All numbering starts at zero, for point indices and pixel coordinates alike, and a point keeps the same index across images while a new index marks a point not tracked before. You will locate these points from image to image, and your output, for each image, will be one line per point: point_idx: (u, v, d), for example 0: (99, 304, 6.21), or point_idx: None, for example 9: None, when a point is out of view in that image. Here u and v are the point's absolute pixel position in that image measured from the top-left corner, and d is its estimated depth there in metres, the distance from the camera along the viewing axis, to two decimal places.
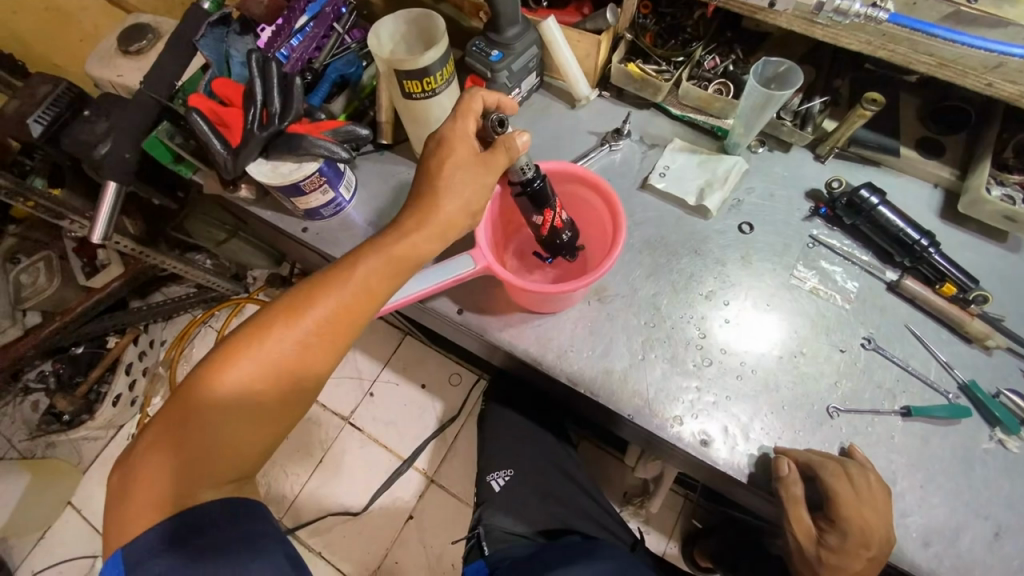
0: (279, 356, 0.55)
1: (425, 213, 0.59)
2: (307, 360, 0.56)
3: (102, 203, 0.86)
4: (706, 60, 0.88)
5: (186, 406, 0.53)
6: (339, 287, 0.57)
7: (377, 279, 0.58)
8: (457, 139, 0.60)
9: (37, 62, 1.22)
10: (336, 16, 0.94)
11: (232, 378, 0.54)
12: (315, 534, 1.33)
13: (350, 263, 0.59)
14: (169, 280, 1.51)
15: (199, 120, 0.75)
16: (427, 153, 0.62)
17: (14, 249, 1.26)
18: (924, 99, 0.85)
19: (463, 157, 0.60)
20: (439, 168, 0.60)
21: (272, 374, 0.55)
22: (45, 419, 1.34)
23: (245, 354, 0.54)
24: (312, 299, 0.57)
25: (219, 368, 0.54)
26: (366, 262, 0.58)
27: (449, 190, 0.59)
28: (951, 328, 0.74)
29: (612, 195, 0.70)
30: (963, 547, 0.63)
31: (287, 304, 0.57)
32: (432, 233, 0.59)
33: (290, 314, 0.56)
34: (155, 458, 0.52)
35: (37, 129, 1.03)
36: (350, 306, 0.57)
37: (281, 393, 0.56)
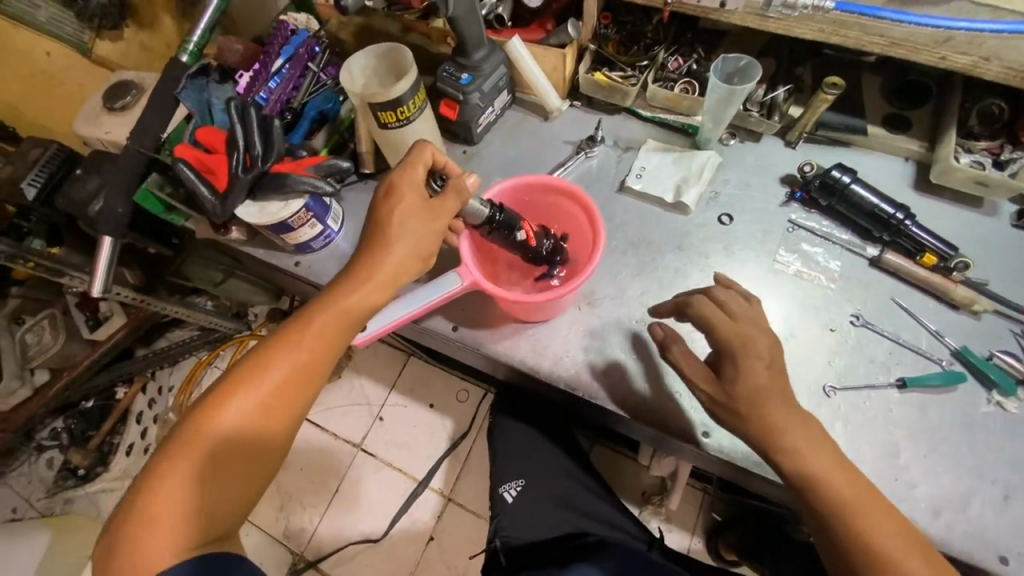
0: (247, 417, 0.55)
1: (374, 259, 0.60)
2: (275, 416, 0.57)
3: (98, 258, 0.88)
4: (669, 62, 0.91)
5: (150, 488, 0.51)
6: (298, 342, 0.58)
7: (335, 328, 0.59)
8: (405, 186, 0.62)
9: (32, 127, 1.31)
10: (309, 55, 0.97)
11: (199, 448, 0.53)
12: (338, 564, 1.33)
13: (304, 315, 0.59)
14: (172, 325, 1.53)
15: (186, 170, 0.77)
16: (376, 201, 0.62)
17: (18, 310, 1.30)
18: (886, 77, 0.87)
19: (412, 205, 0.61)
20: (387, 216, 0.61)
21: (241, 435, 0.55)
22: (60, 476, 1.37)
23: (211, 421, 0.54)
24: (270, 357, 0.57)
25: (185, 439, 0.53)
26: (321, 313, 0.59)
27: (400, 236, 0.60)
28: (937, 297, 0.75)
29: (587, 200, 0.72)
30: (974, 513, 0.63)
31: (245, 366, 0.57)
32: (384, 279, 0.60)
33: (251, 374, 0.56)
34: (123, 551, 0.49)
35: (31, 192, 1.08)
36: (311, 357, 0.58)
37: (253, 453, 0.55)
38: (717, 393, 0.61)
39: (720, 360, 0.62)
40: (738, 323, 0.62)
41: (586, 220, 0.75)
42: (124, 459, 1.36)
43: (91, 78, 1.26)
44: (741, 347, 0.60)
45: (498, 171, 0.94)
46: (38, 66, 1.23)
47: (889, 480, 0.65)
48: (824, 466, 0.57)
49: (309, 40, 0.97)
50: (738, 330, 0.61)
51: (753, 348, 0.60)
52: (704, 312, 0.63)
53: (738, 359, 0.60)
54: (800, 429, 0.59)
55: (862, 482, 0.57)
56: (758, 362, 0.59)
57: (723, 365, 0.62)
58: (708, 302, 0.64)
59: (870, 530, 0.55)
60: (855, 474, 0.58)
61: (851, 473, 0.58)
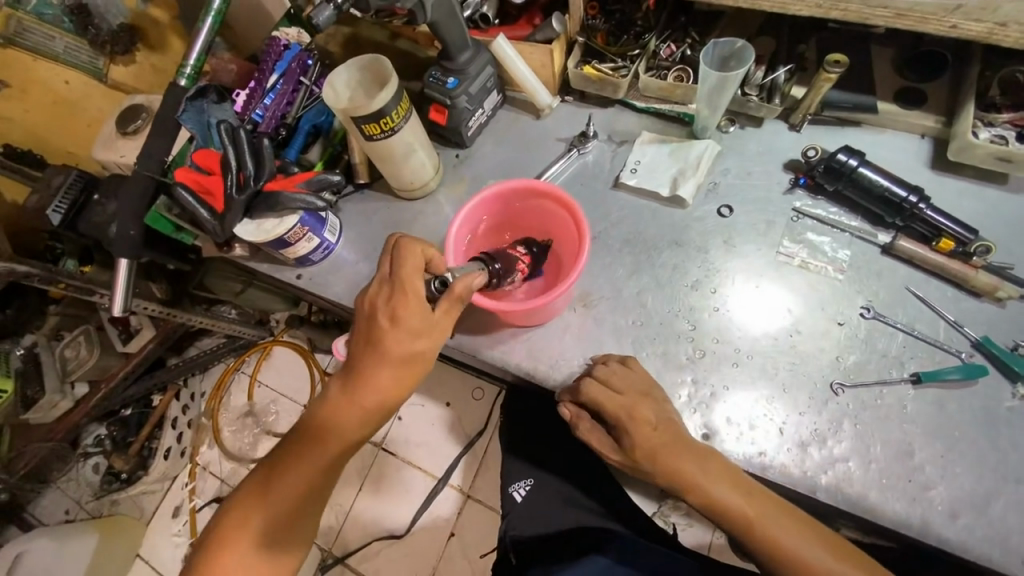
0: (264, 532, 0.62)
1: (362, 388, 0.60)
2: (292, 528, 0.63)
3: (116, 279, 0.91)
4: (661, 49, 0.87)
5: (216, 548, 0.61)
6: (302, 465, 0.63)
7: (334, 452, 0.63)
8: (402, 308, 0.60)
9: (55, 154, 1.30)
10: (302, 69, 0.98)
11: (243, 536, 0.62)
12: (364, 560, 1.37)
13: (325, 410, 0.63)
14: (201, 335, 1.60)
15: (184, 194, 0.81)
16: (381, 303, 0.61)
17: (58, 326, 1.38)
18: (897, 49, 0.81)
19: (408, 331, 0.60)
20: (382, 342, 0.60)
21: (262, 549, 0.62)
22: (105, 480, 1.45)
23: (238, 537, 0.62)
24: (283, 476, 0.63)
25: (217, 555, 0.61)
26: (320, 439, 0.62)
27: (384, 361, 0.60)
28: (956, 285, 0.71)
29: (571, 203, 0.73)
30: (995, 515, 0.60)
31: (263, 484, 0.63)
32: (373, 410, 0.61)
33: (266, 494, 0.63)
34: None
35: (56, 218, 1.13)
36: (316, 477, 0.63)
37: (274, 562, 0.63)
38: (624, 458, 0.67)
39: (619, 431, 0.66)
40: (620, 397, 0.65)
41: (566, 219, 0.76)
42: (162, 463, 1.43)
43: (107, 103, 1.29)
44: (627, 417, 0.64)
45: (491, 173, 0.93)
46: (56, 93, 1.23)
47: (901, 480, 0.63)
48: (743, 504, 0.61)
49: (302, 54, 0.98)
50: (621, 403, 0.65)
51: (640, 414, 0.64)
52: (589, 393, 0.67)
53: (632, 432, 0.64)
54: (716, 476, 0.62)
55: (775, 507, 0.61)
56: (646, 427, 0.64)
57: (621, 436, 0.66)
58: (593, 383, 0.68)
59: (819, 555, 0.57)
60: (777, 500, 0.62)
61: (754, 497, 0.61)
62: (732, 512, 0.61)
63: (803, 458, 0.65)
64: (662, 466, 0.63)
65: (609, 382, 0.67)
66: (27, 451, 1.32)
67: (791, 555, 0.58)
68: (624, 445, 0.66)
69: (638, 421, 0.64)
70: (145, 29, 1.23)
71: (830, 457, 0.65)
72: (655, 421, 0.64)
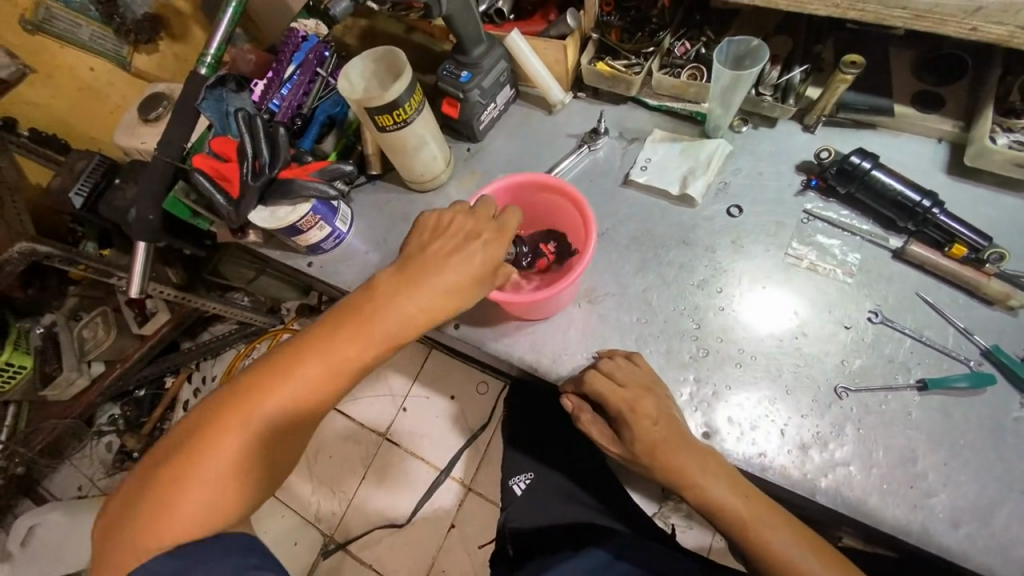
0: (268, 426, 0.55)
1: (419, 291, 0.58)
2: (298, 426, 0.57)
3: (134, 261, 0.94)
4: (676, 47, 0.87)
5: (196, 448, 0.54)
6: (325, 359, 0.57)
7: (363, 352, 0.58)
8: (501, 239, 0.61)
9: (79, 138, 1.35)
10: (319, 60, 0.99)
11: (230, 440, 0.54)
12: (366, 546, 1.38)
13: (352, 317, 0.58)
14: (214, 320, 1.63)
15: (201, 179, 0.82)
16: (476, 231, 0.61)
17: (76, 307, 1.41)
18: (917, 51, 0.80)
19: (492, 262, 0.60)
20: (465, 259, 0.59)
21: (261, 444, 0.55)
22: (118, 457, 1.49)
23: (234, 425, 0.54)
24: (301, 369, 0.56)
25: (197, 448, 0.53)
26: (354, 334, 0.57)
27: (454, 269, 0.59)
28: (968, 292, 0.70)
29: (568, 186, 0.74)
30: (998, 525, 0.59)
31: (272, 373, 0.56)
32: (420, 317, 0.59)
33: (268, 392, 0.56)
34: (158, 498, 0.53)
35: (77, 201, 1.17)
36: (335, 379, 0.58)
37: (261, 469, 0.56)
38: (623, 450, 0.68)
39: (619, 423, 0.67)
40: (623, 390, 0.66)
41: (573, 214, 0.77)
42: None
43: (130, 90, 1.34)
44: (630, 410, 0.65)
45: (501, 167, 0.94)
46: (81, 81, 1.27)
47: (902, 486, 0.62)
48: (739, 504, 0.61)
49: (319, 45, 0.99)
50: (623, 397, 0.66)
51: (642, 408, 0.65)
52: (593, 385, 0.68)
53: (632, 424, 0.65)
54: (714, 473, 0.62)
55: (769, 510, 0.61)
56: (648, 422, 0.64)
57: (622, 429, 0.67)
58: (596, 373, 0.69)
59: (812, 565, 0.57)
60: (768, 501, 0.62)
61: (750, 497, 0.62)
62: (728, 511, 0.61)
63: (803, 461, 0.65)
64: (661, 462, 0.63)
65: (613, 375, 0.68)
66: (43, 427, 1.37)
67: (784, 560, 0.58)
68: (625, 438, 0.67)
69: (639, 414, 0.65)
70: (166, 16, 1.27)
71: (830, 460, 0.65)
72: (657, 416, 0.65)
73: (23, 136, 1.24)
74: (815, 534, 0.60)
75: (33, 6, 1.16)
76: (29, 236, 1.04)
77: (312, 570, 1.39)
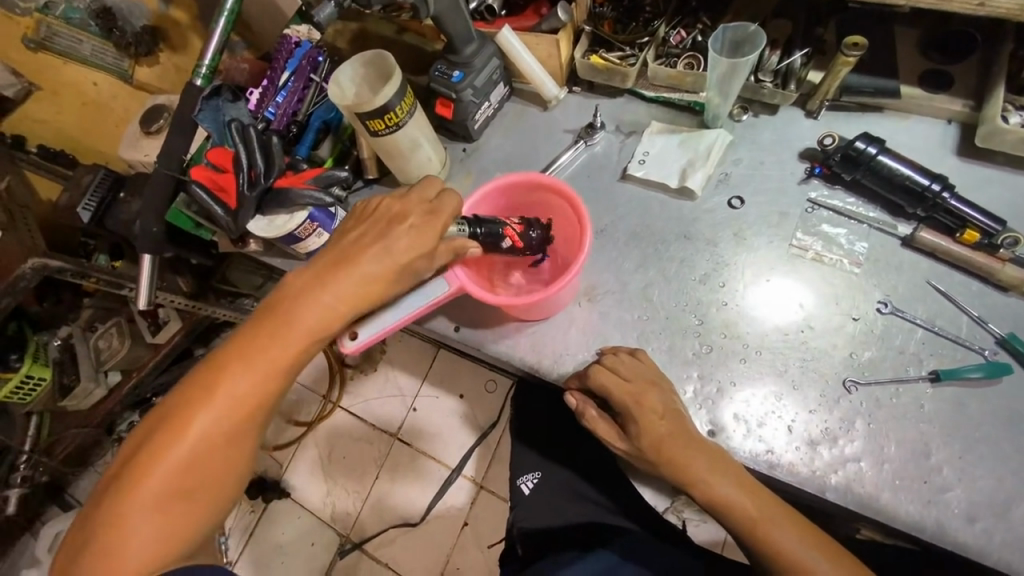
0: (205, 440, 0.57)
1: (339, 285, 0.59)
2: (244, 425, 0.58)
3: (140, 274, 0.95)
4: (671, 36, 0.85)
5: (149, 460, 0.55)
6: (249, 367, 0.57)
7: (288, 354, 0.59)
8: (429, 223, 0.62)
9: (87, 153, 1.35)
10: (313, 66, 0.99)
11: (181, 447, 0.56)
12: (381, 545, 1.40)
13: (279, 313, 0.59)
14: (224, 327, 1.65)
15: (199, 191, 0.84)
16: (406, 215, 0.62)
17: (91, 318, 1.42)
18: (923, 29, 0.77)
19: (419, 246, 0.61)
20: (389, 245, 0.61)
21: (203, 459, 0.57)
22: None
23: (171, 446, 0.56)
24: (227, 379, 0.57)
25: (149, 459, 0.55)
26: (276, 339, 0.58)
27: (376, 256, 0.60)
28: (982, 279, 0.68)
29: (554, 183, 0.74)
30: (1016, 519, 0.58)
31: (199, 390, 0.57)
32: (342, 310, 0.60)
33: (208, 397, 0.57)
34: (122, 515, 0.55)
35: (86, 216, 1.19)
36: (265, 384, 0.58)
37: (218, 469, 0.58)
38: (628, 447, 0.68)
39: (625, 420, 0.67)
40: (628, 384, 0.65)
41: (565, 215, 0.77)
42: None
43: (131, 102, 1.33)
44: (635, 405, 0.65)
45: (497, 165, 0.92)
46: (85, 96, 1.29)
47: (916, 482, 0.61)
48: (749, 503, 0.60)
49: (312, 51, 0.99)
50: (628, 391, 0.65)
51: (647, 402, 0.64)
52: (599, 380, 0.66)
53: (639, 419, 0.64)
54: (721, 472, 0.61)
55: (779, 511, 0.60)
56: (653, 416, 0.64)
57: (627, 423, 0.66)
58: (600, 368, 0.67)
59: (821, 566, 0.56)
60: (777, 500, 0.61)
61: (759, 496, 0.60)
62: (737, 510, 0.60)
63: (812, 457, 0.64)
64: (667, 459, 0.63)
65: (618, 370, 0.67)
66: (66, 436, 1.40)
67: (792, 559, 0.57)
68: (631, 432, 0.66)
69: (644, 408, 0.64)
70: (166, 29, 1.27)
71: (840, 456, 0.63)
72: (661, 410, 0.64)
73: (32, 153, 1.27)
74: (825, 534, 0.59)
75: (35, 25, 1.19)
76: (39, 251, 1.05)
77: (328, 570, 1.41)
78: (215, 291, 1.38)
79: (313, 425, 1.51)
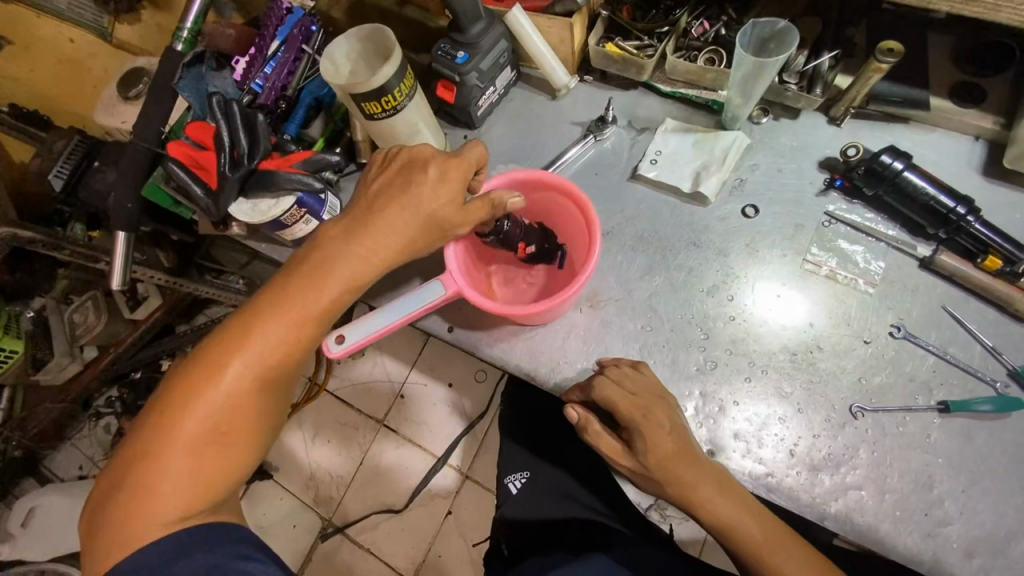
0: (239, 386, 0.52)
1: (374, 230, 0.56)
2: (274, 380, 0.55)
3: (114, 253, 0.83)
4: (693, 27, 0.80)
5: (173, 409, 0.51)
6: (285, 310, 0.54)
7: (327, 299, 0.55)
8: (454, 168, 0.58)
9: (64, 117, 1.25)
10: (305, 36, 0.91)
11: (207, 396, 0.51)
12: (363, 531, 1.38)
13: (317, 260, 0.55)
14: (209, 302, 1.51)
15: (176, 169, 0.78)
16: (427, 156, 0.59)
17: (67, 290, 1.32)
18: (956, 38, 0.74)
19: (449, 190, 0.58)
20: (418, 190, 0.57)
21: (236, 406, 0.52)
22: (115, 440, 1.42)
23: (201, 393, 0.51)
24: (261, 324, 0.54)
25: (175, 410, 0.51)
26: (312, 284, 0.55)
27: (406, 198, 0.57)
28: (998, 308, 0.65)
29: (564, 181, 0.69)
30: (1013, 557, 0.57)
31: (232, 333, 0.53)
32: (377, 257, 0.56)
33: (241, 346, 0.53)
34: (140, 470, 0.49)
35: (58, 184, 1.09)
36: (304, 328, 0.55)
37: (250, 425, 0.53)
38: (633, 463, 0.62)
39: (629, 434, 0.61)
40: (636, 398, 0.60)
41: (578, 214, 0.72)
42: None
43: (113, 63, 1.21)
44: (643, 419, 0.59)
45: (500, 156, 0.86)
46: (62, 52, 1.16)
47: (916, 513, 0.59)
48: (752, 525, 0.58)
49: (305, 19, 0.91)
50: (637, 404, 0.60)
51: (655, 417, 0.60)
52: (602, 392, 0.61)
53: (645, 433, 0.59)
54: (724, 492, 0.59)
55: (784, 535, 0.58)
56: (660, 431, 0.59)
57: (632, 438, 0.61)
58: (604, 380, 0.62)
59: None
60: (779, 524, 0.59)
61: (763, 518, 0.58)
62: (740, 533, 0.58)
63: (813, 483, 0.62)
64: (675, 478, 0.59)
65: (623, 383, 0.62)
66: (40, 411, 1.32)
67: None
68: (637, 448, 0.60)
69: (652, 422, 0.59)
70: None
71: (841, 483, 0.61)
72: (669, 425, 0.59)
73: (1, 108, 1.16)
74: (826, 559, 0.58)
75: None
76: (8, 221, 0.95)
77: (310, 552, 1.39)
78: (197, 267, 1.29)
79: (297, 407, 1.47)
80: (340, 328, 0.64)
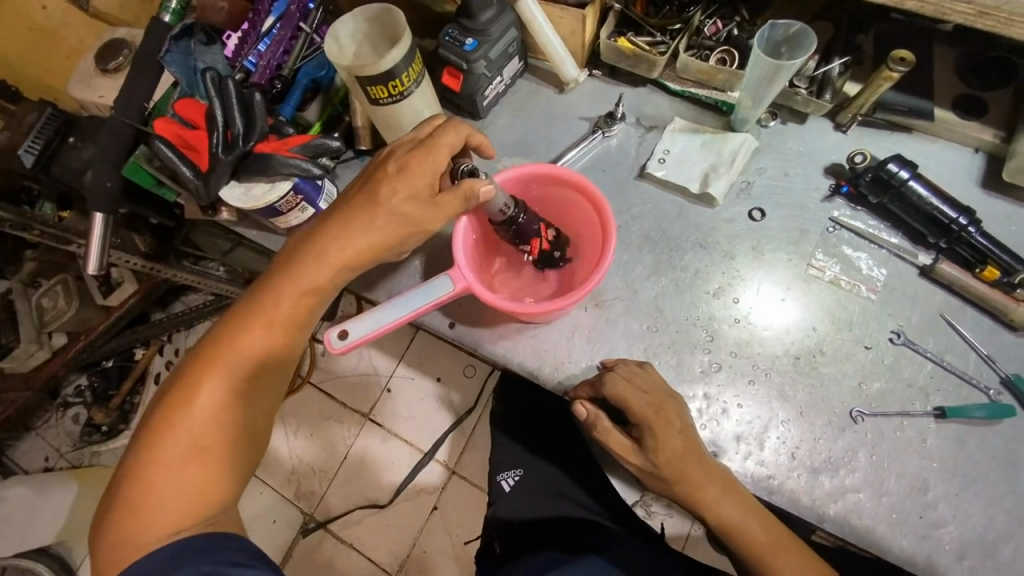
0: (215, 404, 0.53)
1: (334, 235, 0.56)
2: (251, 392, 0.55)
3: (90, 235, 0.78)
4: (706, 26, 0.79)
5: (154, 436, 0.51)
6: (254, 325, 0.55)
7: (293, 309, 0.57)
8: (416, 158, 0.57)
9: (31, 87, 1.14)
10: (302, 14, 0.87)
11: (183, 419, 0.52)
12: (346, 526, 1.35)
13: (278, 276, 0.57)
14: (187, 289, 1.43)
15: (164, 148, 0.74)
16: (396, 153, 0.58)
17: (35, 273, 1.25)
18: (960, 51, 0.75)
19: (415, 186, 0.56)
20: (379, 189, 0.56)
21: (216, 424, 0.53)
22: (86, 431, 1.35)
23: (179, 416, 0.52)
24: (231, 341, 0.55)
25: (155, 437, 0.51)
26: (279, 297, 0.56)
27: (367, 201, 0.56)
28: (993, 317, 0.67)
29: (577, 176, 0.68)
30: (1003, 559, 0.59)
31: (203, 355, 0.54)
32: (343, 262, 0.57)
33: (213, 365, 0.54)
34: (130, 498, 0.50)
35: (28, 159, 0.99)
36: (273, 339, 0.56)
37: (231, 441, 0.54)
38: (643, 462, 0.62)
39: (639, 432, 0.61)
40: (646, 396, 0.60)
41: (589, 210, 0.71)
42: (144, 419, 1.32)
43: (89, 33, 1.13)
44: (654, 417, 0.60)
45: (505, 148, 0.84)
46: (31, 20, 1.05)
47: (911, 516, 0.61)
48: (758, 530, 0.59)
49: None
50: (646, 403, 0.60)
51: (666, 416, 0.60)
52: (613, 389, 0.60)
53: (655, 430, 0.60)
54: (730, 495, 0.60)
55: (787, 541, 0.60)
56: (670, 429, 0.59)
57: (642, 435, 0.61)
58: (615, 377, 0.61)
59: None
60: (780, 527, 0.61)
61: (768, 522, 0.60)
62: (741, 534, 0.60)
63: (814, 486, 0.63)
64: (682, 476, 0.59)
65: (633, 380, 0.61)
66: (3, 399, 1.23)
67: None
68: (646, 446, 0.61)
69: (662, 421, 0.60)
70: None
71: (841, 486, 0.62)
72: (679, 424, 0.60)
73: None
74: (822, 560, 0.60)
75: None
76: None
77: (290, 548, 1.35)
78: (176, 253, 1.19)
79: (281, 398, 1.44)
80: (343, 323, 0.61)
